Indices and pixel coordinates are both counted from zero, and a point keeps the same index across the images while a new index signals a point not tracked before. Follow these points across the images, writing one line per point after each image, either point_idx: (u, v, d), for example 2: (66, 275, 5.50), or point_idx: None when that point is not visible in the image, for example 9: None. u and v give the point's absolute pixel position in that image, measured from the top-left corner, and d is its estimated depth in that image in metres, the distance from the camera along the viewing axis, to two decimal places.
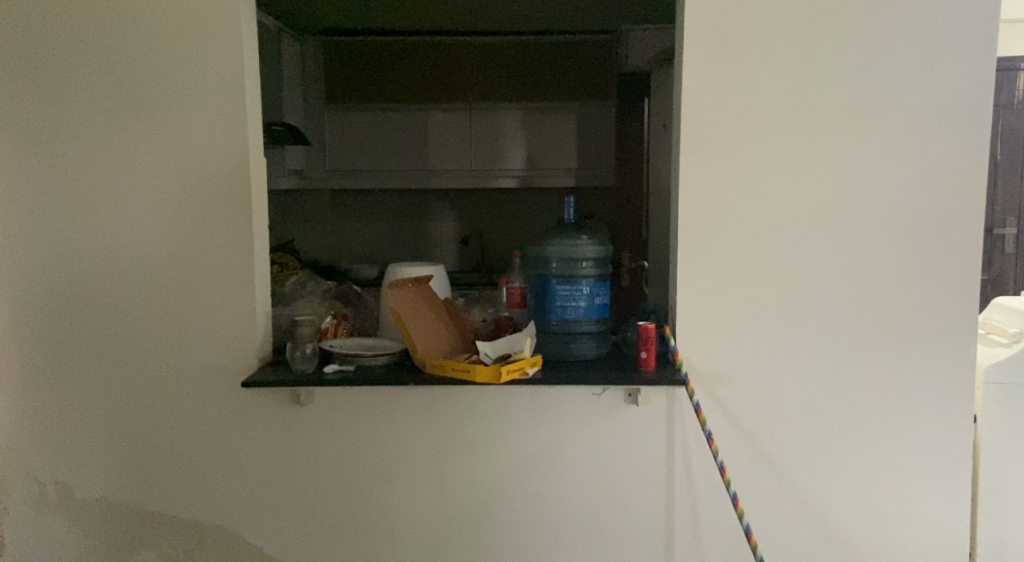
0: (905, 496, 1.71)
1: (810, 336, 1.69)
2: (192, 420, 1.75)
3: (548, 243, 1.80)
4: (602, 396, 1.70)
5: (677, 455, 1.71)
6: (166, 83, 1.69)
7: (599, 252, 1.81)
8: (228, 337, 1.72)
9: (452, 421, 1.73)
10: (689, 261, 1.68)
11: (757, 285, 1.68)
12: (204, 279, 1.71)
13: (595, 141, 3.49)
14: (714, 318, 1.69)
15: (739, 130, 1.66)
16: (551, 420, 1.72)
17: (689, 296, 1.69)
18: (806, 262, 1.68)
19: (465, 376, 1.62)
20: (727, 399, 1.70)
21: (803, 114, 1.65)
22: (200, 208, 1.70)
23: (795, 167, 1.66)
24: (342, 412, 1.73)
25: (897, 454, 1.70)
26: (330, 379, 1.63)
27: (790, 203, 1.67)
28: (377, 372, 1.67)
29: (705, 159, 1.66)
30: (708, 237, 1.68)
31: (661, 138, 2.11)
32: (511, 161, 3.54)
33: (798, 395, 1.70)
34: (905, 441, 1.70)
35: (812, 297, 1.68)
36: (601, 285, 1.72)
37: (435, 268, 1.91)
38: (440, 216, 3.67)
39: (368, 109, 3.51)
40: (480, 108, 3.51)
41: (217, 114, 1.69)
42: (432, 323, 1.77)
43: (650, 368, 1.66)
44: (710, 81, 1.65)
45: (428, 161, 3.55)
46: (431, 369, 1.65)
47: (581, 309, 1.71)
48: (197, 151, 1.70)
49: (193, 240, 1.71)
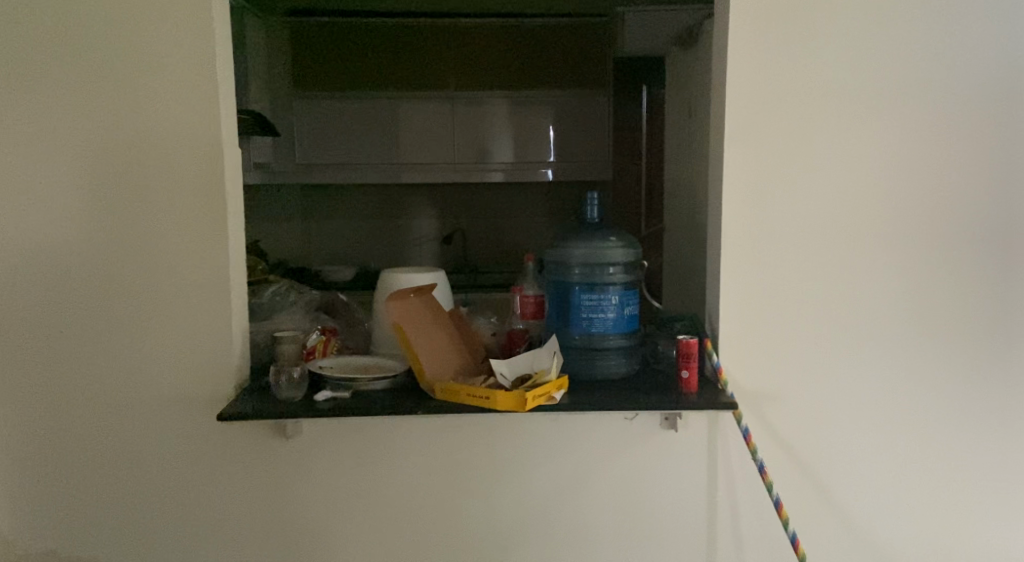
0: (963, 524, 1.55)
1: (866, 349, 1.51)
2: (157, 457, 1.48)
3: (570, 245, 1.59)
4: (635, 420, 1.50)
5: (721, 484, 1.52)
6: (121, 62, 1.42)
7: (627, 256, 1.60)
8: (200, 361, 1.46)
9: (465, 453, 1.50)
10: (734, 266, 1.49)
11: (810, 291, 1.50)
12: (169, 292, 1.45)
13: (585, 132, 3.29)
14: (761, 330, 1.50)
15: (791, 116, 1.46)
16: (579, 450, 1.51)
17: (733, 305, 1.49)
18: (862, 266, 1.49)
19: (482, 403, 1.39)
20: (778, 422, 1.52)
21: (860, 100, 1.47)
22: (165, 207, 1.44)
23: (850, 158, 1.48)
24: (336, 445, 1.49)
25: (964, 476, 1.54)
26: (323, 409, 1.38)
27: (845, 200, 1.48)
28: (377, 399, 1.43)
29: (752, 149, 1.47)
30: (753, 238, 1.48)
31: (683, 126, 1.91)
32: (495, 153, 3.31)
33: (851, 414, 1.53)
34: (973, 460, 1.54)
35: (870, 305, 1.50)
36: (631, 293, 1.52)
37: (437, 276, 1.68)
38: (420, 213, 3.42)
39: (339, 97, 3.24)
40: (461, 96, 3.28)
41: (184, 97, 1.42)
42: (439, 340, 1.53)
43: (692, 390, 1.46)
44: (758, 62, 1.45)
45: (405, 153, 3.30)
46: (442, 395, 1.42)
47: (609, 321, 1.50)
48: (160, 143, 1.43)
49: (156, 244, 1.44)
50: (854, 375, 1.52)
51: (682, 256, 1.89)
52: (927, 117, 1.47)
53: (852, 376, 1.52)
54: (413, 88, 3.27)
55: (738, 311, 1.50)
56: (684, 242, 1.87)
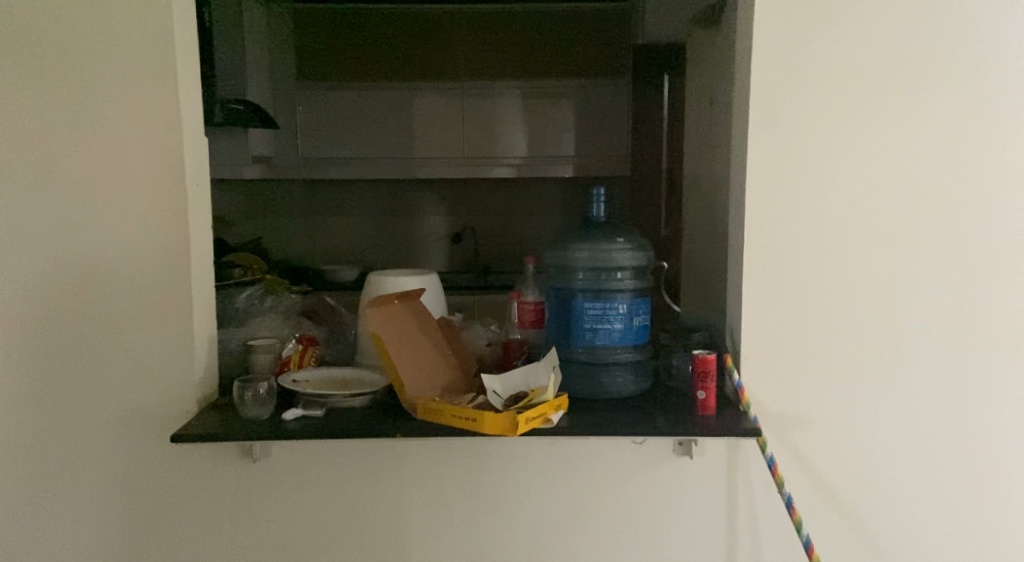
0: None
1: (912, 367, 1.33)
2: (113, 475, 1.34)
3: (573, 247, 1.42)
4: (644, 445, 1.32)
5: (741, 517, 1.34)
6: (72, 41, 1.27)
7: (637, 259, 1.43)
8: (158, 373, 1.31)
9: (451, 479, 1.34)
10: (759, 270, 1.31)
11: (846, 300, 1.32)
12: (124, 297, 1.30)
13: (603, 125, 3.12)
14: (790, 343, 1.32)
15: (825, 101, 1.29)
16: (580, 477, 1.34)
17: (757, 315, 1.32)
18: (905, 273, 1.31)
19: (469, 425, 1.22)
20: (810, 451, 1.34)
21: (904, 82, 1.29)
22: (118, 202, 1.29)
23: (893, 150, 1.30)
24: (308, 467, 1.33)
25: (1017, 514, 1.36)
26: (290, 430, 1.23)
27: (885, 197, 1.30)
28: (353, 418, 1.28)
29: (779, 138, 1.30)
30: (781, 239, 1.31)
31: (703, 115, 1.74)
32: (508, 147, 3.15)
33: (894, 441, 1.34)
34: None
35: (916, 317, 1.32)
36: (641, 302, 1.35)
37: (426, 280, 1.53)
38: (429, 210, 3.27)
39: (346, 89, 3.11)
40: (473, 87, 3.12)
41: (141, 80, 1.27)
42: (425, 352, 1.37)
43: (710, 412, 1.28)
44: (786, 40, 1.28)
45: (414, 148, 3.15)
46: (425, 415, 1.26)
47: (616, 333, 1.33)
48: (114, 131, 1.28)
49: (110, 244, 1.30)
50: (897, 397, 1.33)
51: (702, 259, 1.71)
52: (978, 103, 1.29)
53: (895, 398, 1.33)
54: (422, 79, 3.12)
55: (763, 321, 1.32)
56: (703, 242, 1.70)
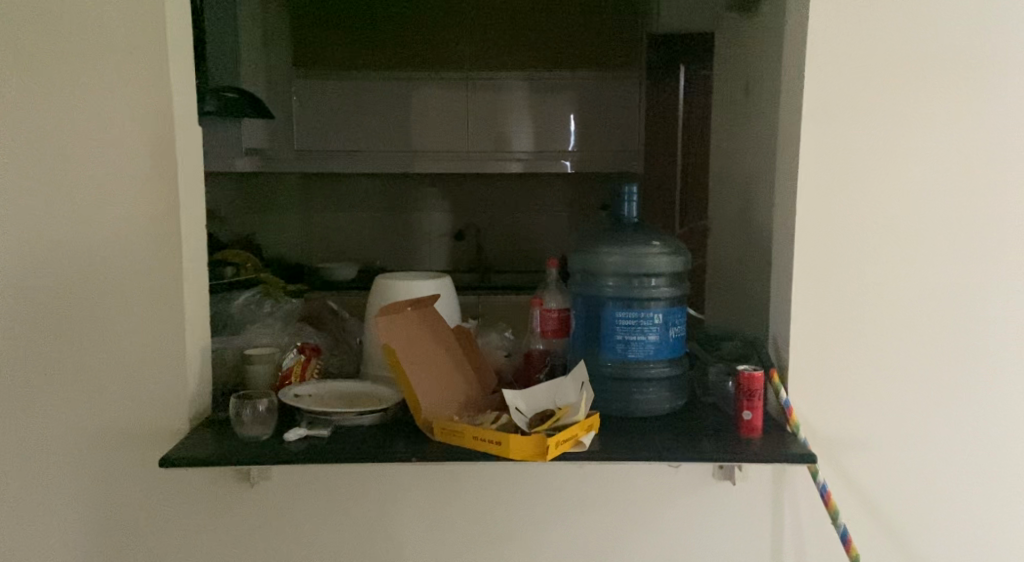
0: None
1: (976, 386, 1.22)
2: (94, 498, 1.20)
3: (603, 251, 1.31)
4: (683, 470, 1.20)
5: (787, 547, 1.23)
6: (53, 15, 1.13)
7: (673, 265, 1.31)
8: (145, 387, 1.17)
9: (470, 506, 1.21)
10: (809, 279, 1.20)
11: (904, 312, 1.21)
12: (107, 303, 1.16)
13: (612, 119, 3.00)
14: (841, 359, 1.21)
15: (884, 93, 1.17)
16: (612, 503, 1.21)
17: (806, 328, 1.21)
18: (967, 282, 1.20)
19: (492, 448, 1.10)
20: (861, 475, 1.23)
21: (971, 74, 1.18)
22: (102, 196, 1.15)
23: (958, 149, 1.19)
24: (311, 493, 1.20)
25: None
26: (293, 453, 1.10)
27: (949, 200, 1.19)
28: (363, 440, 1.15)
29: (833, 134, 1.18)
30: (833, 245, 1.20)
31: (734, 107, 1.62)
32: (513, 140, 3.03)
33: (954, 466, 1.23)
34: None
35: (979, 332, 1.21)
36: (677, 310, 1.24)
37: (439, 284, 1.41)
38: (430, 206, 3.15)
39: (344, 78, 2.98)
40: (477, 78, 2.99)
41: (130, 62, 1.14)
42: (441, 365, 1.25)
43: (756, 435, 1.17)
44: (844, 25, 1.16)
45: (415, 141, 3.02)
46: (443, 436, 1.14)
47: (651, 345, 1.22)
48: (98, 117, 1.15)
49: (92, 244, 1.16)
50: (959, 418, 1.22)
51: (733, 263, 1.60)
52: None
53: (954, 419, 1.22)
54: (425, 69, 2.99)
55: (813, 334, 1.21)
56: (734, 244, 1.59)
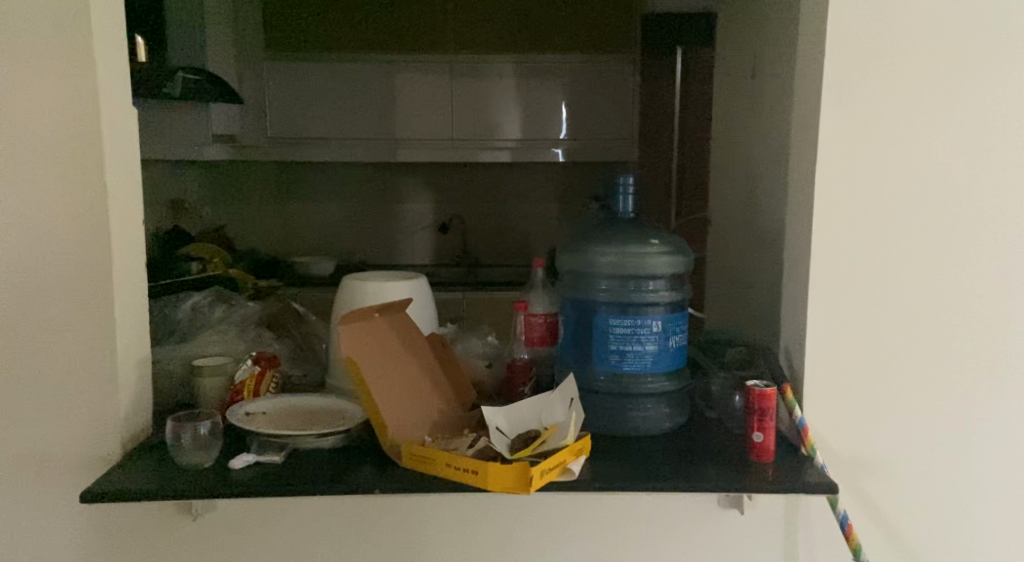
0: None
1: (1012, 402, 1.09)
2: (11, 533, 1.04)
3: (596, 250, 1.17)
4: (685, 497, 1.07)
5: None
6: None
7: (672, 266, 1.18)
8: (69, 407, 1.01)
9: (445, 538, 1.07)
10: (828, 283, 1.06)
11: (937, 319, 1.07)
12: (24, 314, 1.01)
13: (604, 106, 2.87)
14: (864, 371, 1.07)
15: (915, 73, 1.04)
16: (605, 535, 1.08)
17: (825, 338, 1.07)
18: (1004, 288, 1.07)
19: (467, 478, 0.96)
20: (883, 502, 1.10)
21: (1019, 50, 1.03)
22: (18, 186, 1.00)
23: (1000, 136, 1.05)
24: (263, 525, 1.05)
25: None
26: (238, 485, 0.95)
27: (989, 193, 1.05)
28: (320, 467, 1.01)
29: (856, 120, 1.04)
30: (856, 245, 1.06)
31: (739, 90, 1.48)
32: (500, 128, 2.88)
33: (984, 491, 1.10)
34: None
35: (1017, 343, 1.08)
36: (677, 317, 1.10)
37: (412, 286, 1.26)
38: (413, 197, 3.03)
39: (321, 61, 2.81)
40: (463, 62, 2.83)
41: (47, 31, 0.98)
42: (412, 378, 1.11)
43: (768, 460, 1.03)
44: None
45: (397, 128, 2.86)
46: (411, 463, 1.00)
47: (648, 357, 1.09)
48: (11, 95, 0.99)
49: (6, 246, 1.00)
50: (995, 436, 1.09)
51: (737, 260, 1.46)
52: None
53: (984, 441, 1.09)
54: (408, 52, 2.83)
55: (832, 344, 1.07)
56: (738, 241, 1.45)
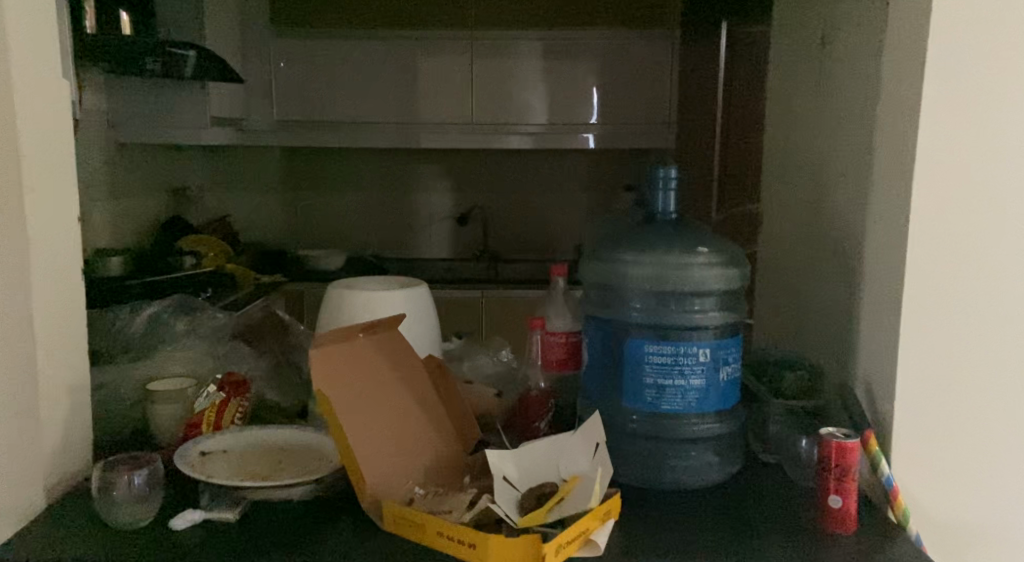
0: None
1: None
2: None
3: (628, 259, 0.95)
4: None
5: None
6: None
7: (726, 279, 0.96)
8: None
9: None
10: (928, 307, 0.83)
11: None
12: None
13: (637, 89, 2.64)
14: (973, 419, 0.84)
15: None
16: None
17: (922, 374, 0.84)
18: None
19: (462, 553, 0.75)
20: None
21: None
22: None
23: None
24: None
25: None
26: (175, 551, 0.76)
27: None
28: (283, 527, 0.81)
29: (975, 99, 0.80)
30: (968, 260, 0.82)
31: (803, 64, 1.24)
32: (525, 112, 2.66)
33: None
34: None
35: None
36: (731, 344, 0.88)
37: (408, 296, 1.05)
38: (431, 186, 2.84)
39: (333, 40, 2.61)
40: (486, 40, 2.61)
41: None
42: (401, 413, 0.91)
43: (851, 530, 0.80)
44: None
45: (414, 111, 2.66)
46: (395, 525, 0.80)
47: (693, 394, 0.87)
48: None
49: None
50: None
51: (794, 266, 1.24)
52: None
53: None
54: (426, 28, 2.62)
55: (931, 382, 0.84)
56: (797, 244, 1.23)
